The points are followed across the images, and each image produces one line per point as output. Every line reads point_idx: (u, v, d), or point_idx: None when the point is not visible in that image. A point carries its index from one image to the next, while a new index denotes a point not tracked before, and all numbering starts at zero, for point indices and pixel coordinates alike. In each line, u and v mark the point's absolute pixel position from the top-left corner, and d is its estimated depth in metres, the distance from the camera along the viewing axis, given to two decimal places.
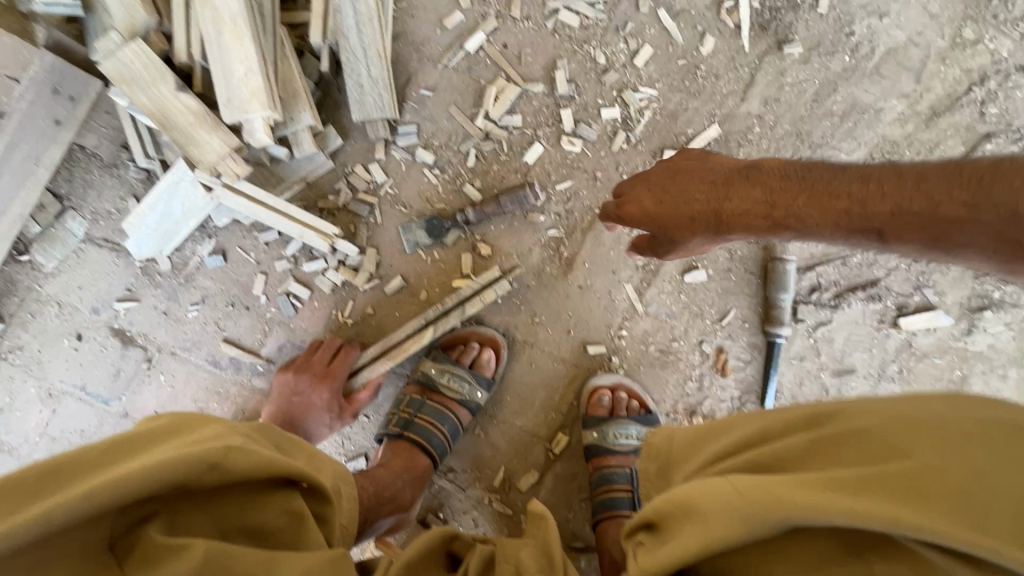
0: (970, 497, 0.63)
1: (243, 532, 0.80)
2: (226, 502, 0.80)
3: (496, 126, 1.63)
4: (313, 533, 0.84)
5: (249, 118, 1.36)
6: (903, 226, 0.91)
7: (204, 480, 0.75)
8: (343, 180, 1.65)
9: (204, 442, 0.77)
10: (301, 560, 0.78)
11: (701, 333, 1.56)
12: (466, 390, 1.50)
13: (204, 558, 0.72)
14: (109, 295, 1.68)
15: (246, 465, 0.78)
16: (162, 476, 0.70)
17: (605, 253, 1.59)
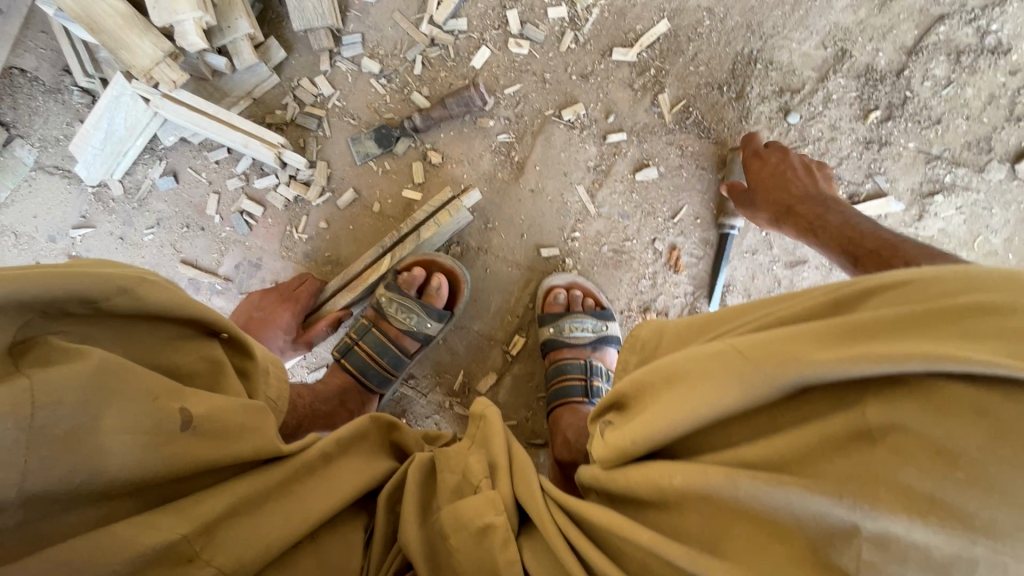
0: (998, 321, 0.54)
1: (157, 367, 0.80)
2: (140, 336, 0.79)
3: (441, 31, 1.60)
4: (231, 382, 0.86)
5: (180, 19, 1.33)
6: (870, 260, 1.07)
7: (115, 303, 0.74)
8: (290, 94, 1.62)
9: (122, 270, 0.77)
10: (212, 398, 0.79)
11: (654, 231, 1.56)
12: (415, 323, 1.47)
13: (107, 369, 0.70)
14: (64, 223, 1.67)
15: (164, 299, 0.78)
16: (72, 284, 0.70)
17: (556, 156, 1.58)
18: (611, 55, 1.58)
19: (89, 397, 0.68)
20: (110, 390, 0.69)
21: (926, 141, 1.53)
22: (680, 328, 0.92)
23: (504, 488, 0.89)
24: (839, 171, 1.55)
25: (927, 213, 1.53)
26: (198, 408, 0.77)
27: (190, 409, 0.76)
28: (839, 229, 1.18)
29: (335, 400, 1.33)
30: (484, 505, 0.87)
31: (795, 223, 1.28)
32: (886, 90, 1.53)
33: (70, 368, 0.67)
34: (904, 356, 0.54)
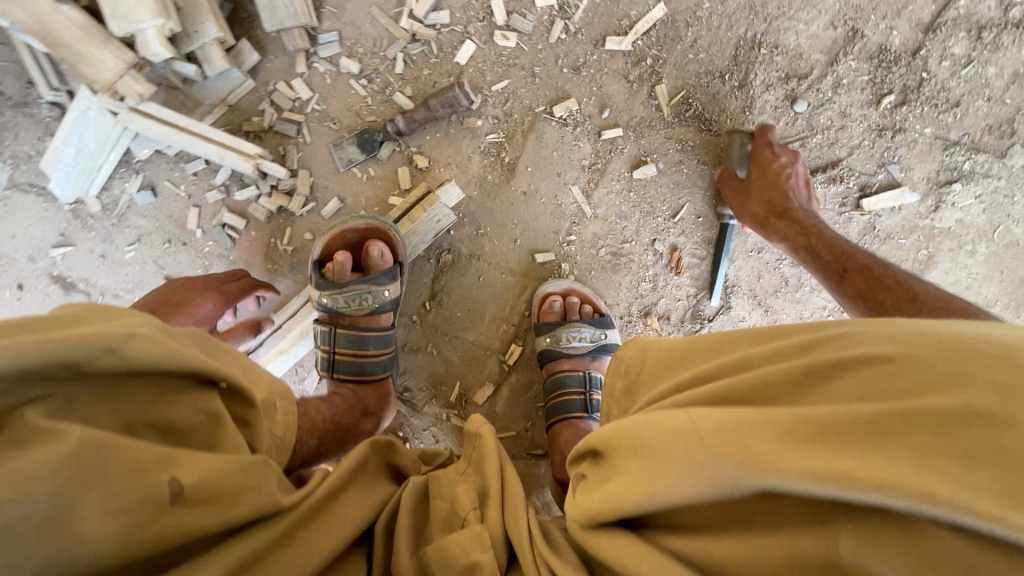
0: (990, 437, 0.48)
1: (153, 428, 0.76)
2: (130, 394, 0.74)
3: (422, 25, 1.51)
4: (231, 434, 0.81)
5: (141, 28, 1.26)
6: (857, 277, 1.09)
7: (101, 364, 0.69)
8: (267, 99, 1.54)
9: (108, 326, 0.72)
10: (206, 461, 0.74)
11: (654, 232, 1.48)
12: (371, 301, 1.40)
13: (88, 449, 0.66)
14: (43, 242, 1.62)
15: (152, 353, 0.73)
16: (52, 353, 0.65)
17: (548, 155, 1.50)
18: (605, 45, 1.48)
19: (70, 482, 0.64)
20: (91, 471, 0.65)
21: (943, 126, 1.42)
22: (662, 356, 0.85)
23: (493, 518, 0.87)
24: (850, 161, 1.45)
25: (944, 203, 1.43)
26: (187, 475, 0.71)
27: (179, 478, 0.71)
28: (831, 241, 1.19)
29: (354, 411, 1.31)
30: (471, 541, 0.85)
31: (786, 225, 1.27)
32: (900, 72, 1.43)
33: (48, 451, 0.63)
34: (856, 475, 0.49)
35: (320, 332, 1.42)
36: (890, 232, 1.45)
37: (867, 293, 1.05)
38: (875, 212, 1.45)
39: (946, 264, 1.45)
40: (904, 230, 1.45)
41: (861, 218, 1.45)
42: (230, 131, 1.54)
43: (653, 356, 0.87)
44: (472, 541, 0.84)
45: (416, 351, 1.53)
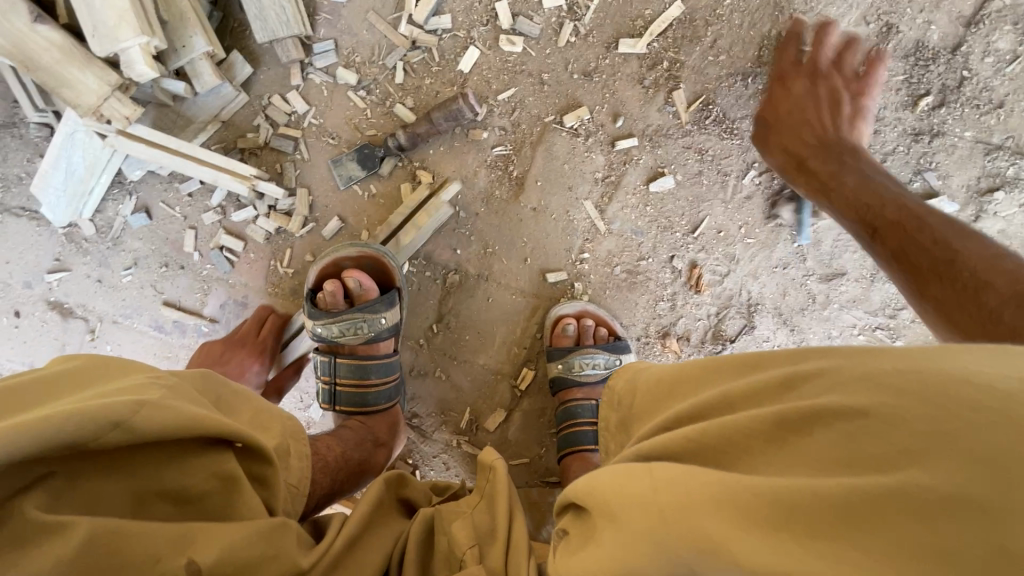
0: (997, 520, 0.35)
1: (164, 496, 0.70)
2: (138, 464, 0.69)
3: (422, 31, 1.42)
4: (248, 497, 0.74)
5: (124, 48, 1.18)
6: (891, 231, 0.95)
7: (105, 441, 0.65)
8: (261, 114, 1.47)
9: (114, 395, 0.67)
10: (220, 533, 0.69)
11: (672, 248, 1.40)
12: (367, 329, 1.34)
13: (96, 539, 0.62)
14: (38, 267, 1.57)
15: (161, 424, 0.67)
16: (52, 435, 0.61)
17: (559, 168, 1.42)
18: (618, 47, 1.38)
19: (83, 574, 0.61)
20: (102, 559, 0.62)
21: (986, 128, 1.32)
22: (652, 386, 0.75)
23: (495, 560, 0.81)
24: (882, 169, 1.35)
25: (985, 212, 1.34)
26: (203, 554, 0.67)
27: (196, 558, 0.66)
28: (855, 192, 1.06)
29: (367, 444, 1.25)
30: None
31: (807, 176, 1.17)
32: (938, 70, 1.32)
33: (56, 546, 0.61)
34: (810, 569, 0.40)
35: (321, 363, 1.37)
36: None
37: (899, 253, 0.92)
38: None
39: None
40: None
41: None
42: (224, 149, 1.47)
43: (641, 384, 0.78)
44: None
45: (423, 376, 1.48)
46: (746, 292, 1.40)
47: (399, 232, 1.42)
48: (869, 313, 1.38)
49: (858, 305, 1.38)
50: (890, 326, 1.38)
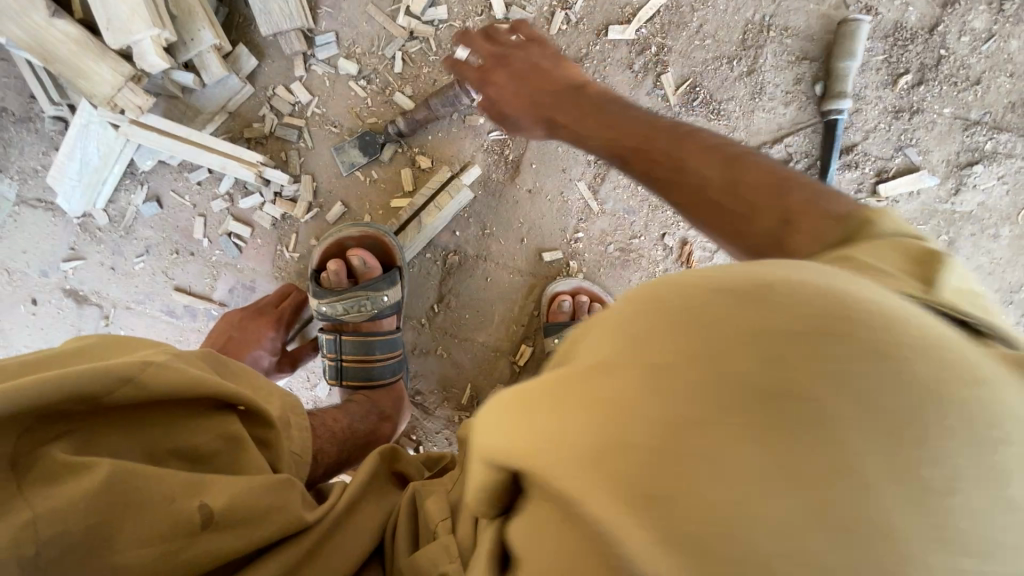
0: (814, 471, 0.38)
1: (175, 454, 0.76)
2: (149, 423, 0.76)
3: (420, 22, 1.48)
4: (251, 454, 0.82)
5: (136, 40, 1.24)
6: (642, 156, 0.86)
7: (121, 396, 0.72)
8: (266, 105, 1.53)
9: (125, 359, 0.74)
10: (228, 483, 0.76)
11: (662, 226, 1.45)
12: (370, 306, 1.39)
13: (118, 481, 0.68)
14: (54, 256, 1.63)
15: (167, 381, 0.75)
16: (77, 386, 0.68)
17: (553, 151, 1.47)
18: (608, 34, 1.44)
19: (106, 513, 0.67)
20: (121, 500, 0.68)
21: (963, 104, 1.37)
22: None
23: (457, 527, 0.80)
24: (865, 146, 1.40)
25: (965, 185, 1.38)
26: (213, 499, 0.73)
27: (207, 502, 0.73)
28: (608, 124, 0.94)
29: (371, 417, 1.30)
30: None
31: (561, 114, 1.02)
32: (917, 50, 1.36)
33: (80, 486, 0.66)
34: None
35: (325, 341, 1.43)
36: (908, 218, 1.40)
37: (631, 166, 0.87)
38: (893, 197, 1.40)
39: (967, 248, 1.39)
40: (923, 216, 1.40)
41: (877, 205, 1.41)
42: (231, 138, 1.54)
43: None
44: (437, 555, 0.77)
45: (425, 354, 1.54)
46: None
47: (421, 213, 1.48)
48: None
49: None
50: None
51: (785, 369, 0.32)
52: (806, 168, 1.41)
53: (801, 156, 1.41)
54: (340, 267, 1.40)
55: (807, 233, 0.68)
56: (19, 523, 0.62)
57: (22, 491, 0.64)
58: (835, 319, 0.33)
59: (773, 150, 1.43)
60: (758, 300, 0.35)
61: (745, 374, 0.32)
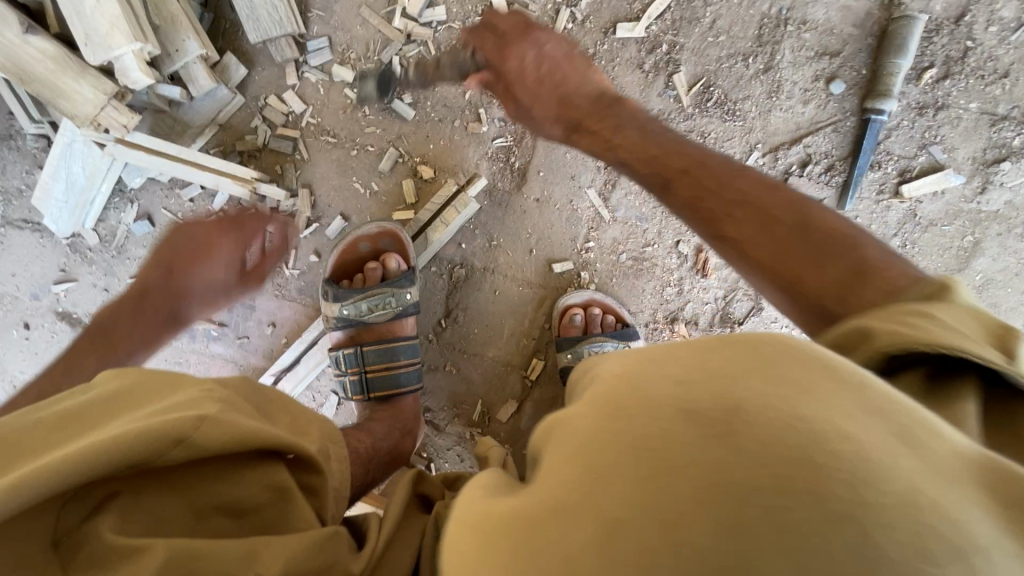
0: None
1: (220, 511, 0.65)
2: (192, 480, 0.64)
3: (417, 24, 1.40)
4: (301, 506, 0.70)
5: (117, 55, 1.17)
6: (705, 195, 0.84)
7: (168, 458, 0.61)
8: (258, 115, 1.46)
9: (172, 409, 0.63)
10: (283, 542, 0.64)
11: (676, 233, 1.40)
12: (394, 304, 1.35)
13: (170, 560, 0.57)
14: (45, 278, 1.58)
15: (222, 435, 0.64)
16: (112, 457, 0.57)
17: (561, 157, 1.40)
18: (615, 32, 1.37)
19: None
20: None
21: (991, 98, 1.30)
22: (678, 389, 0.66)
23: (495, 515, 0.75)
24: (887, 145, 1.34)
25: (991, 184, 1.32)
26: (268, 564, 0.61)
27: (262, 570, 0.60)
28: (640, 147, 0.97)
29: (395, 431, 1.24)
30: None
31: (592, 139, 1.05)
32: (941, 42, 1.30)
33: (131, 568, 0.56)
34: None
35: (343, 356, 1.34)
36: (931, 218, 1.35)
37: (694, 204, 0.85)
38: (916, 197, 1.34)
39: (993, 249, 1.34)
40: (947, 216, 1.34)
41: (900, 206, 1.35)
42: (223, 152, 1.47)
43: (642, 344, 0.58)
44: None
45: (434, 370, 1.49)
46: None
47: (426, 229, 1.44)
48: None
49: None
50: None
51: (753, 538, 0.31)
52: (826, 169, 1.35)
53: (820, 157, 1.35)
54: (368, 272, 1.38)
55: (880, 288, 0.63)
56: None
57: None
58: (813, 453, 0.32)
59: (791, 151, 1.36)
60: (728, 437, 0.34)
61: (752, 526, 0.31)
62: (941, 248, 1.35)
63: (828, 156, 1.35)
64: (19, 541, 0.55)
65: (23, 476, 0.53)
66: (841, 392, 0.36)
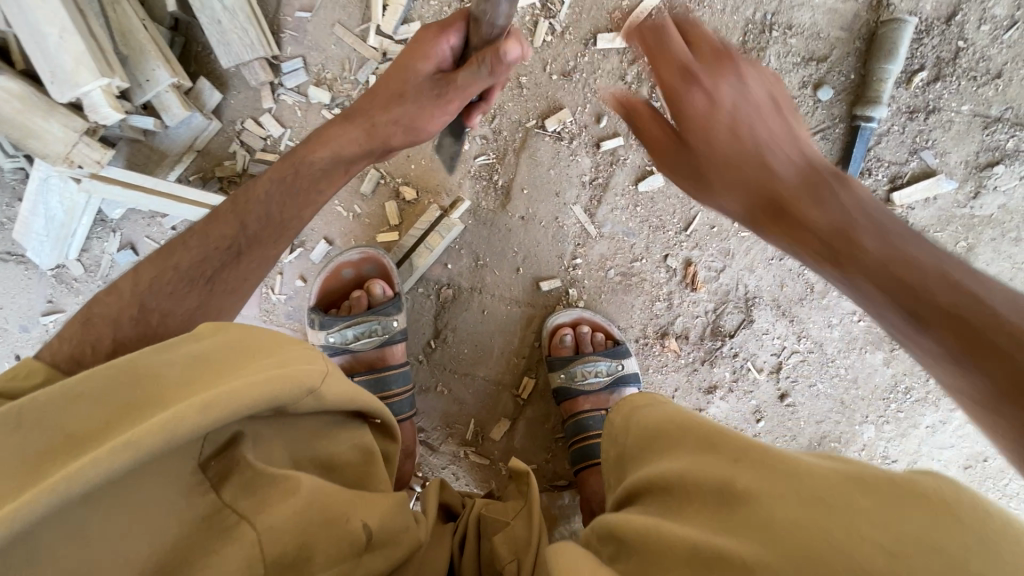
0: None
1: (315, 462, 0.77)
2: (300, 429, 0.74)
3: (392, 42, 1.37)
4: (377, 471, 0.84)
5: (85, 92, 1.14)
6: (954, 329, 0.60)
7: (299, 405, 0.67)
8: (236, 140, 1.44)
9: (293, 366, 0.67)
10: (381, 501, 0.79)
11: (665, 247, 1.38)
12: (382, 331, 1.35)
13: (308, 501, 0.68)
14: (33, 310, 1.57)
15: (340, 393, 0.73)
16: (262, 405, 0.60)
17: (545, 174, 1.38)
18: (596, 43, 1.33)
19: (304, 532, 0.66)
20: (321, 519, 0.68)
21: (983, 100, 1.27)
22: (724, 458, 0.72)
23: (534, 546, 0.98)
24: (877, 151, 1.31)
25: (985, 188, 1.29)
26: (375, 519, 0.75)
27: (368, 522, 0.74)
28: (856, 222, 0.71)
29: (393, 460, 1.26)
30: None
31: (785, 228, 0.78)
32: (933, 42, 1.26)
33: (285, 506, 0.65)
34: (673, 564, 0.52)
35: None
36: (923, 225, 1.32)
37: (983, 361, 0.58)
38: (907, 205, 1.31)
39: (986, 254, 1.31)
40: (939, 223, 1.32)
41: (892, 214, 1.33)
42: (203, 178, 1.45)
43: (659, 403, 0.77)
44: (518, 528, 1.01)
45: (426, 391, 1.47)
46: (743, 286, 1.37)
47: (411, 254, 1.43)
48: None
49: None
50: None
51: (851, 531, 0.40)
52: None
53: None
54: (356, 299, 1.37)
55: None
56: (244, 547, 0.61)
57: (227, 506, 0.63)
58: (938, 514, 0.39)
59: None
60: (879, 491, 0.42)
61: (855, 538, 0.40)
62: None
63: None
64: (173, 472, 0.61)
65: (187, 418, 0.54)
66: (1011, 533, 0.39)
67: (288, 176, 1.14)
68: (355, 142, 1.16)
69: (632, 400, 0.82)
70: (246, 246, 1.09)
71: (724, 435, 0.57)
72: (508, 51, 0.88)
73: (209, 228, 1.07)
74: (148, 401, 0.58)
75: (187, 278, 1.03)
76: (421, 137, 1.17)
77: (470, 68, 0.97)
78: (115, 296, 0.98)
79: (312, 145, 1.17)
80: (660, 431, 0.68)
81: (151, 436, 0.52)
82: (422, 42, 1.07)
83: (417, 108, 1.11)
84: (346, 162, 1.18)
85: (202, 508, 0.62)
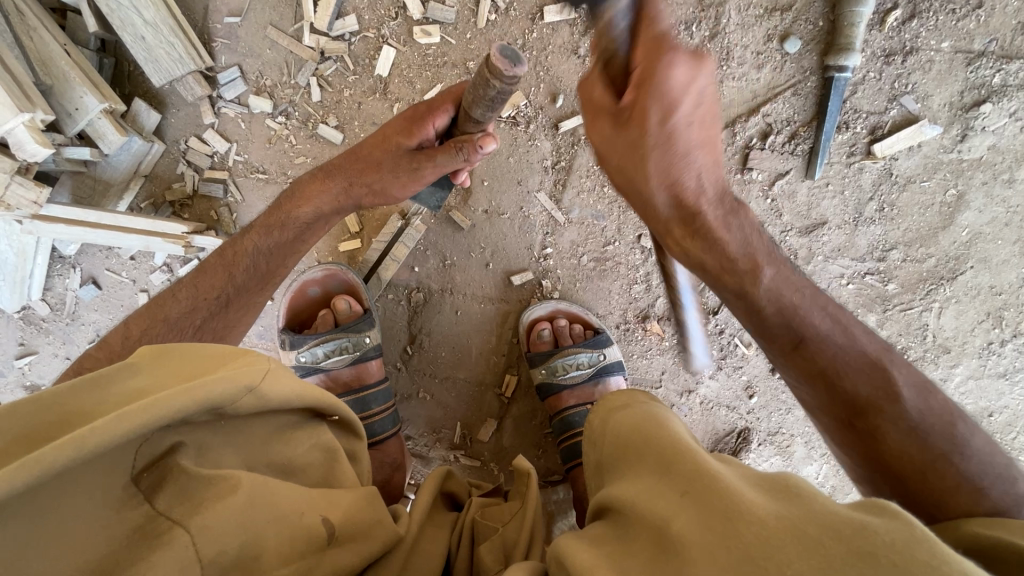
0: (715, 503, 0.47)
1: (272, 467, 0.67)
2: (254, 435, 0.65)
3: (329, 39, 1.30)
4: (346, 468, 0.75)
5: (10, 129, 1.07)
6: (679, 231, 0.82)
7: (239, 407, 0.59)
8: (182, 160, 1.38)
9: (226, 367, 0.60)
10: (348, 499, 0.71)
11: (637, 227, 1.31)
12: (354, 347, 1.30)
13: (253, 500, 0.59)
14: (6, 354, 1.51)
15: (288, 391, 0.64)
16: (188, 408, 0.53)
17: (504, 163, 1.31)
18: (544, 18, 1.25)
19: (249, 532, 0.58)
20: (270, 517, 0.61)
21: (965, 34, 1.17)
22: None
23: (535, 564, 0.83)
24: (854, 101, 1.22)
25: (972, 129, 1.20)
26: (336, 516, 0.68)
27: (330, 517, 0.67)
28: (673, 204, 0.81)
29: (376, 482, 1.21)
30: None
31: (688, 239, 0.82)
32: None
33: (227, 505, 0.57)
34: (643, 481, 0.56)
35: None
36: (909, 175, 1.24)
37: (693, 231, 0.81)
38: (890, 156, 1.23)
39: (979, 201, 1.22)
40: (926, 171, 1.23)
41: (874, 166, 1.24)
42: (154, 205, 1.39)
43: (638, 403, 0.72)
44: (510, 531, 0.88)
45: (407, 399, 1.43)
46: None
47: (378, 268, 1.39)
48: (856, 259, 1.28)
49: (843, 253, 1.28)
50: (880, 271, 1.28)
51: (796, 495, 0.46)
52: (789, 138, 1.24)
53: (782, 124, 1.24)
54: (327, 318, 1.34)
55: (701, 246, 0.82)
56: (181, 552, 0.53)
57: (161, 514, 0.55)
58: (871, 514, 0.43)
59: (749, 124, 1.25)
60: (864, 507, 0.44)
61: (806, 496, 0.46)
62: (923, 206, 1.24)
63: (790, 123, 1.23)
64: (100, 488, 0.52)
65: (99, 428, 0.48)
66: (899, 529, 0.41)
67: (277, 228, 1.08)
68: (334, 198, 1.09)
69: (612, 402, 0.77)
70: (234, 295, 1.05)
71: (682, 455, 0.55)
72: (483, 143, 0.95)
73: (199, 281, 1.04)
74: (71, 418, 0.52)
75: (178, 327, 0.99)
76: (393, 202, 1.12)
77: (447, 152, 0.99)
78: (99, 351, 0.94)
79: (294, 198, 1.10)
80: (630, 435, 0.64)
81: (55, 448, 0.46)
82: (408, 119, 1.04)
83: (393, 179, 1.05)
84: (333, 211, 1.12)
85: (134, 520, 0.53)
